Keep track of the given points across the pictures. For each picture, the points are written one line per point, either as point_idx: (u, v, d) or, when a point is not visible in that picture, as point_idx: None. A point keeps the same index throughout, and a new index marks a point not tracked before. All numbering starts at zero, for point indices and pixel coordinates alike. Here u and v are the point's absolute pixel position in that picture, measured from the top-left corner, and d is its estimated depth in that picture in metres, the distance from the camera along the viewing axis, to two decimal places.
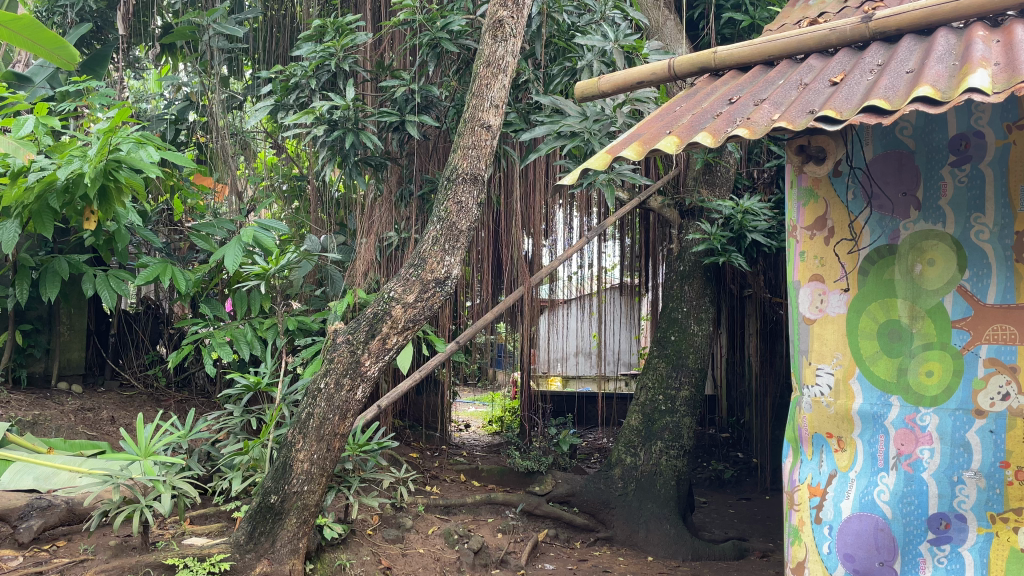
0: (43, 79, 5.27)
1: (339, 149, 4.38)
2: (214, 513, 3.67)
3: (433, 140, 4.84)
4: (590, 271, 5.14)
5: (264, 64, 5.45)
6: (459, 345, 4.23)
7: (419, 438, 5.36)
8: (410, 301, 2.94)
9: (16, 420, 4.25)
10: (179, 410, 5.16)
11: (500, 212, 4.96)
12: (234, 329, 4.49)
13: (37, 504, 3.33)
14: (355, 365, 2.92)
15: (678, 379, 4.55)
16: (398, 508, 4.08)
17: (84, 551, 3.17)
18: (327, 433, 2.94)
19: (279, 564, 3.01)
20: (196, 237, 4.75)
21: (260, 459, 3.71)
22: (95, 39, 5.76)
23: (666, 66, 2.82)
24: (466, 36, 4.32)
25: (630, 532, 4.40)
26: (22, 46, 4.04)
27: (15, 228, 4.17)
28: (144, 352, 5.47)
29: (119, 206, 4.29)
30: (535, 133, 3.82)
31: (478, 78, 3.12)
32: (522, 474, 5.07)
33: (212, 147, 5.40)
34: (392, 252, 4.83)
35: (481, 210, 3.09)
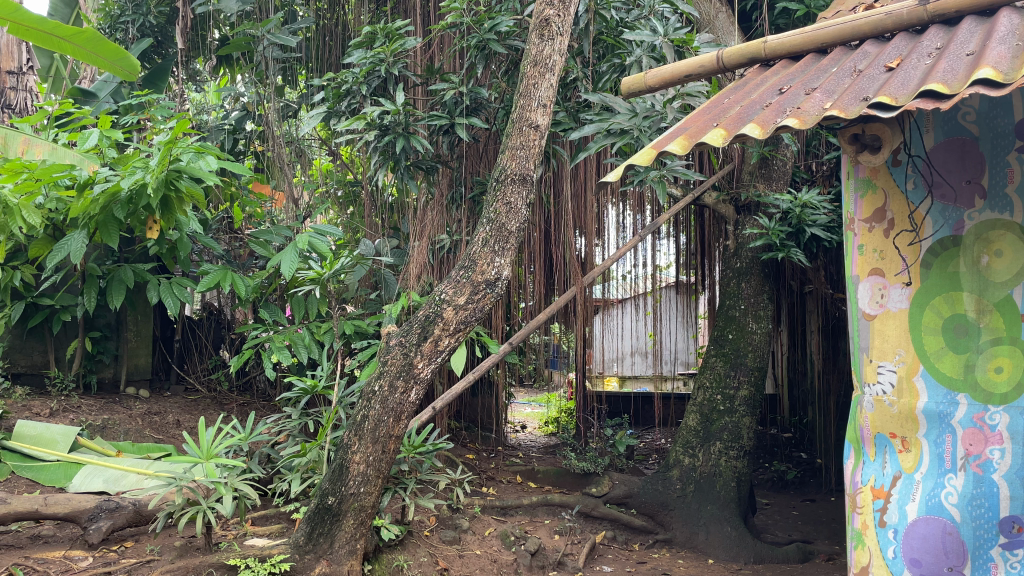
0: (107, 93, 5.47)
1: (391, 154, 4.41)
2: (274, 514, 3.77)
3: (483, 142, 4.84)
4: (644, 270, 5.07)
5: (317, 73, 5.58)
6: (512, 345, 4.18)
7: (474, 439, 5.36)
8: (461, 303, 2.94)
9: (86, 424, 4.42)
10: (241, 413, 5.27)
11: (551, 213, 4.93)
12: (293, 333, 4.57)
13: (105, 505, 3.38)
14: (408, 367, 2.94)
15: (736, 378, 4.46)
16: (454, 509, 4.11)
17: (151, 552, 3.28)
18: (382, 435, 2.96)
19: (338, 565, 3.03)
20: (255, 244, 4.87)
21: (319, 461, 3.75)
22: (156, 54, 5.96)
23: (714, 58, 2.77)
24: (514, 36, 4.30)
25: (690, 534, 4.31)
26: (87, 60, 4.19)
27: (82, 238, 4.31)
28: (207, 357, 5.64)
29: (180, 214, 4.42)
30: (583, 132, 3.76)
31: (526, 77, 3.10)
32: (578, 476, 5.05)
33: (268, 156, 5.52)
34: (444, 255, 4.84)
35: (530, 210, 3.08)
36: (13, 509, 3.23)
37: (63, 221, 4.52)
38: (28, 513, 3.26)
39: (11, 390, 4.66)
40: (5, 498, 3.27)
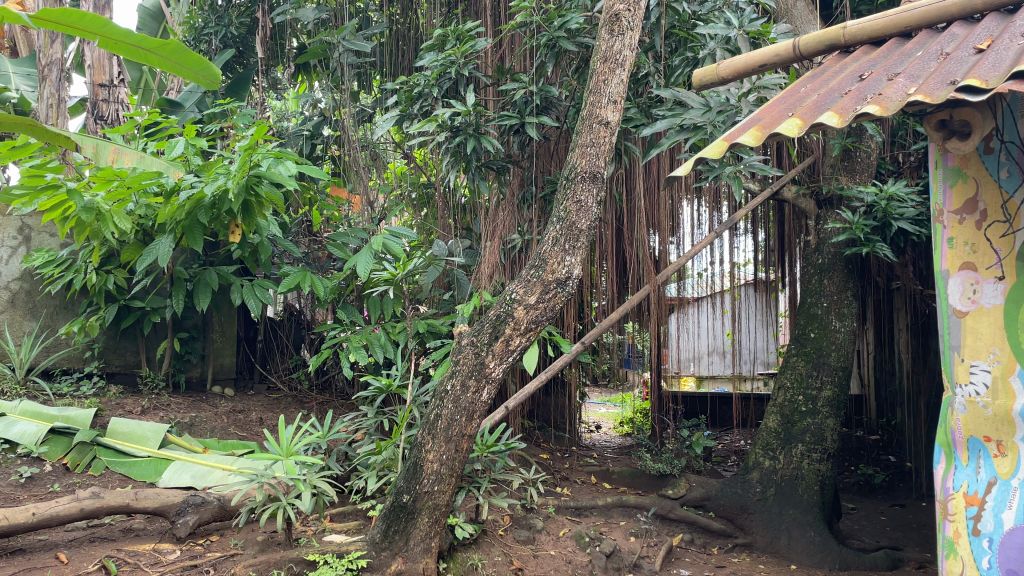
0: (192, 103, 5.71)
1: (462, 155, 4.44)
2: (352, 511, 3.82)
3: (554, 141, 4.82)
4: (721, 267, 4.91)
5: (391, 77, 5.67)
6: (584, 345, 4.14)
7: (548, 438, 5.38)
8: (532, 302, 2.93)
9: (176, 422, 4.60)
10: (320, 412, 5.38)
11: (624, 210, 4.87)
12: (369, 333, 4.65)
13: (192, 501, 3.51)
14: (480, 366, 2.94)
15: (819, 379, 4.30)
16: (528, 509, 4.12)
17: (234, 546, 3.39)
18: (455, 434, 2.98)
19: (413, 563, 3.05)
20: (333, 246, 4.99)
21: (394, 460, 3.80)
22: (238, 64, 6.15)
23: (790, 46, 2.68)
24: (584, 33, 4.26)
25: (771, 538, 4.17)
26: (172, 71, 4.37)
27: (169, 242, 4.52)
28: (289, 357, 5.79)
29: (261, 218, 4.55)
30: (655, 128, 3.70)
31: (596, 74, 3.07)
32: (653, 478, 4.93)
33: (345, 160, 5.63)
34: (516, 254, 4.82)
35: (601, 209, 3.04)
36: (107, 503, 3.37)
37: (152, 227, 4.73)
38: (120, 507, 3.40)
39: (105, 389, 4.91)
40: (99, 491, 3.41)
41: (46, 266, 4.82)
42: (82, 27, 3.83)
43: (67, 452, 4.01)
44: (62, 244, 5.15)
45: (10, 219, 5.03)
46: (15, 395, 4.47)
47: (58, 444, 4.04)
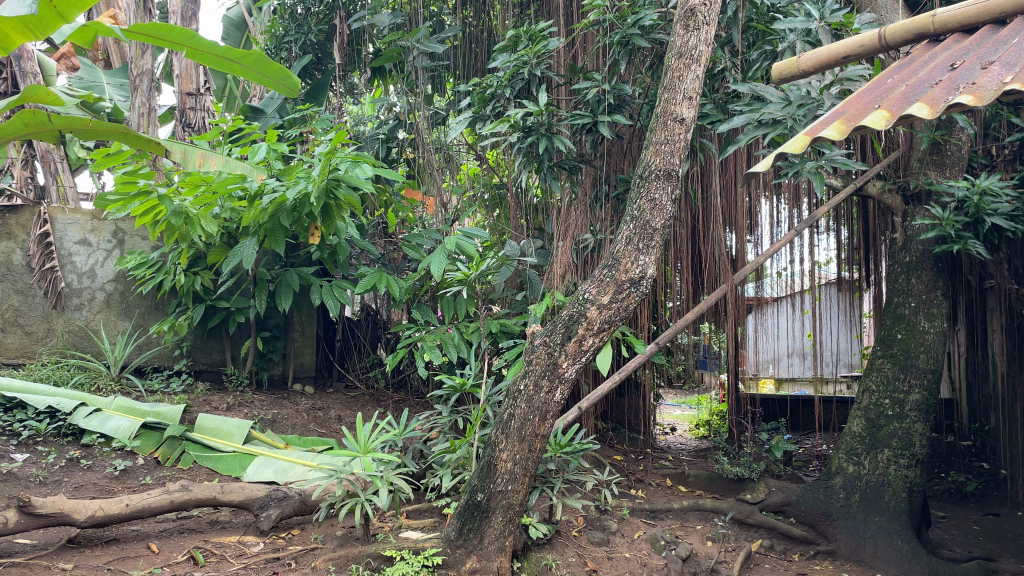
0: (273, 109, 5.98)
1: (534, 155, 4.44)
2: (427, 508, 3.88)
3: (627, 139, 4.77)
4: (801, 266, 4.77)
5: (464, 79, 5.72)
6: (659, 345, 4.11)
7: (622, 440, 5.32)
8: (605, 302, 2.90)
9: (259, 418, 4.76)
10: (395, 410, 5.45)
11: (699, 208, 4.80)
12: (443, 333, 4.70)
13: (275, 495, 3.61)
14: (553, 366, 2.94)
15: (907, 382, 4.13)
16: (602, 511, 4.10)
17: (315, 540, 3.49)
18: (529, 434, 2.98)
19: (487, 562, 3.06)
20: (408, 248, 5.09)
21: (468, 458, 3.81)
22: (316, 70, 6.31)
23: (876, 36, 2.58)
24: (658, 30, 4.20)
25: (855, 546, 4.02)
26: (254, 80, 4.52)
27: (254, 245, 4.68)
28: (366, 356, 5.90)
29: (340, 220, 4.67)
30: (732, 124, 3.59)
31: (671, 70, 3.02)
32: (731, 481, 4.77)
33: (419, 162, 5.70)
34: (588, 254, 4.78)
35: (677, 207, 2.99)
36: (195, 496, 3.49)
37: (237, 230, 4.90)
38: (207, 500, 3.53)
39: (194, 386, 5.12)
40: (187, 485, 3.54)
41: (139, 268, 5.05)
42: (171, 40, 4.01)
43: (158, 446, 4.20)
44: (153, 246, 5.39)
45: (105, 223, 5.29)
46: (110, 390, 4.70)
47: (150, 439, 4.24)
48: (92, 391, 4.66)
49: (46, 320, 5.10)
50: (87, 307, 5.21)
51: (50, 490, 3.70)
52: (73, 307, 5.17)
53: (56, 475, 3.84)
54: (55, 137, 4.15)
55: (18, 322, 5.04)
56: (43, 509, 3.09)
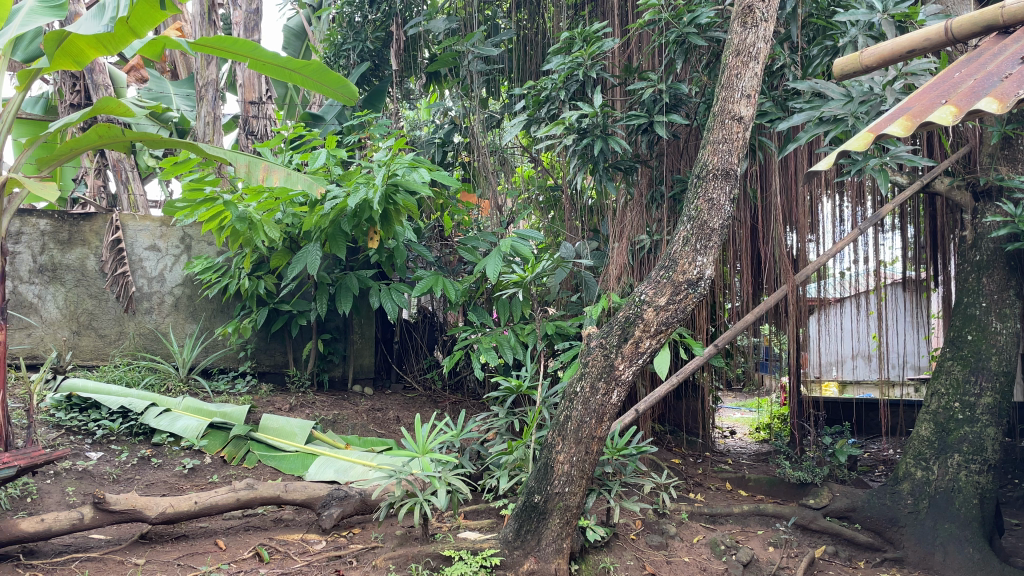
0: (333, 117, 6.13)
1: (589, 156, 4.42)
2: (485, 509, 3.92)
3: (684, 139, 4.70)
4: (866, 267, 4.61)
5: (519, 82, 5.73)
6: (717, 348, 4.04)
7: (680, 443, 5.30)
8: (662, 303, 2.88)
9: (320, 418, 4.87)
10: (453, 411, 5.50)
11: (758, 208, 4.72)
12: (499, 335, 4.72)
13: (336, 494, 3.67)
14: (610, 368, 2.93)
15: (977, 385, 3.98)
16: (660, 514, 4.07)
17: (375, 539, 3.54)
18: (585, 436, 2.98)
19: (545, 563, 3.05)
20: (463, 250, 5.16)
21: (525, 459, 3.80)
22: (374, 76, 6.40)
23: (942, 30, 2.49)
24: (715, 28, 4.14)
25: (924, 554, 3.85)
26: (314, 89, 4.62)
27: (316, 250, 4.81)
28: (423, 357, 5.97)
29: (398, 224, 4.76)
30: (791, 122, 3.52)
31: (728, 68, 2.98)
32: (793, 486, 4.66)
33: (475, 166, 5.74)
34: (645, 255, 4.71)
35: (735, 207, 2.96)
36: (260, 494, 3.59)
37: (299, 235, 5.02)
38: (271, 498, 3.61)
39: (258, 387, 5.26)
40: (253, 483, 3.63)
41: (205, 272, 5.21)
42: (234, 52, 4.12)
43: (225, 446, 4.33)
44: (218, 251, 5.56)
45: (173, 229, 5.47)
46: (179, 391, 4.86)
47: (216, 438, 4.37)
48: (162, 391, 4.83)
49: (118, 323, 5.30)
50: (157, 311, 5.40)
51: (123, 488, 3.84)
52: (144, 310, 5.37)
53: (128, 473, 3.99)
54: (126, 147, 4.30)
55: (92, 325, 5.24)
56: (117, 505, 3.20)
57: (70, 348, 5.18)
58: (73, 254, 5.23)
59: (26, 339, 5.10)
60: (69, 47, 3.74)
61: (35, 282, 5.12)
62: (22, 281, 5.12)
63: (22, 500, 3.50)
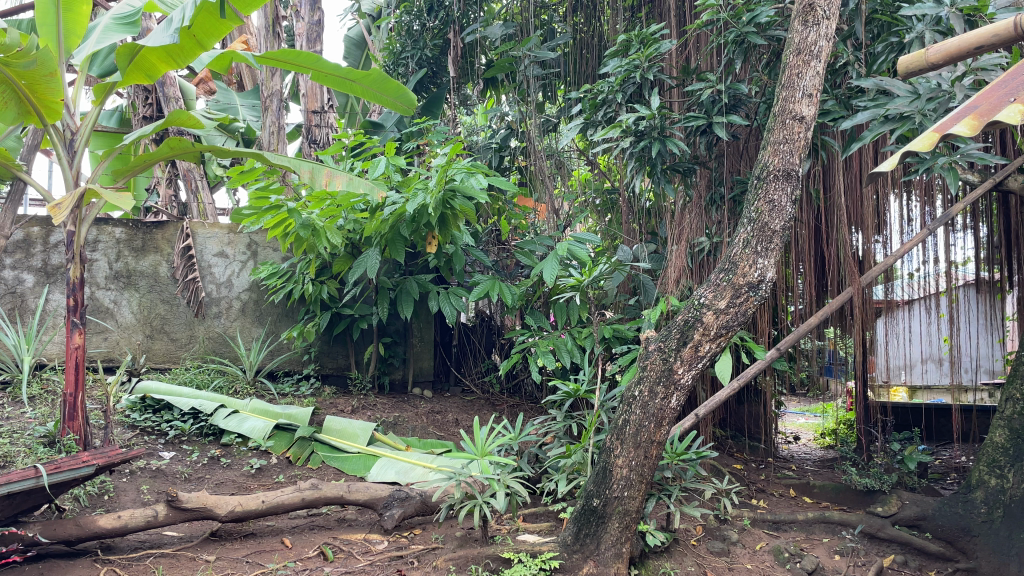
0: (392, 124, 6.25)
1: (647, 159, 4.39)
2: (544, 512, 3.92)
3: (744, 139, 4.62)
4: (936, 267, 4.50)
5: (575, 86, 5.73)
6: (780, 352, 3.98)
7: (742, 449, 5.22)
8: (722, 307, 2.86)
9: (382, 420, 4.96)
10: (511, 414, 5.52)
11: (821, 208, 4.63)
12: (556, 338, 4.74)
13: (397, 495, 3.74)
14: (668, 372, 2.92)
15: None
16: (722, 520, 4.04)
17: (436, 540, 3.59)
18: (644, 440, 2.96)
19: (605, 567, 3.04)
20: (521, 254, 5.18)
21: (583, 463, 3.80)
22: (432, 83, 6.49)
23: (1012, 25, 2.28)
24: (776, 26, 4.08)
25: (999, 564, 3.69)
26: (374, 99, 4.73)
27: (376, 255, 4.90)
28: (481, 361, 6.01)
29: (456, 229, 4.82)
30: (855, 121, 3.45)
31: (789, 68, 2.94)
32: (861, 493, 4.45)
33: (531, 170, 5.76)
34: (704, 257, 4.64)
35: (797, 208, 2.92)
36: (324, 494, 3.67)
37: (360, 240, 5.12)
38: (335, 498, 3.70)
39: (322, 389, 5.39)
40: (317, 484, 3.72)
41: (271, 278, 5.36)
42: (298, 63, 4.24)
43: (290, 446, 4.45)
44: (283, 257, 5.71)
45: (240, 236, 5.65)
46: (246, 393, 5.01)
47: (282, 439, 4.49)
48: (230, 393, 4.99)
49: (189, 327, 5.49)
50: (225, 315, 5.58)
51: (194, 486, 3.98)
52: (213, 315, 5.55)
53: (199, 472, 4.14)
54: (196, 158, 4.47)
55: (164, 330, 5.43)
56: (189, 503, 3.30)
57: (144, 352, 5.38)
58: (146, 260, 5.44)
59: (104, 342, 5.32)
60: (141, 61, 3.90)
61: (111, 288, 5.36)
62: (99, 287, 5.34)
63: (100, 497, 3.66)
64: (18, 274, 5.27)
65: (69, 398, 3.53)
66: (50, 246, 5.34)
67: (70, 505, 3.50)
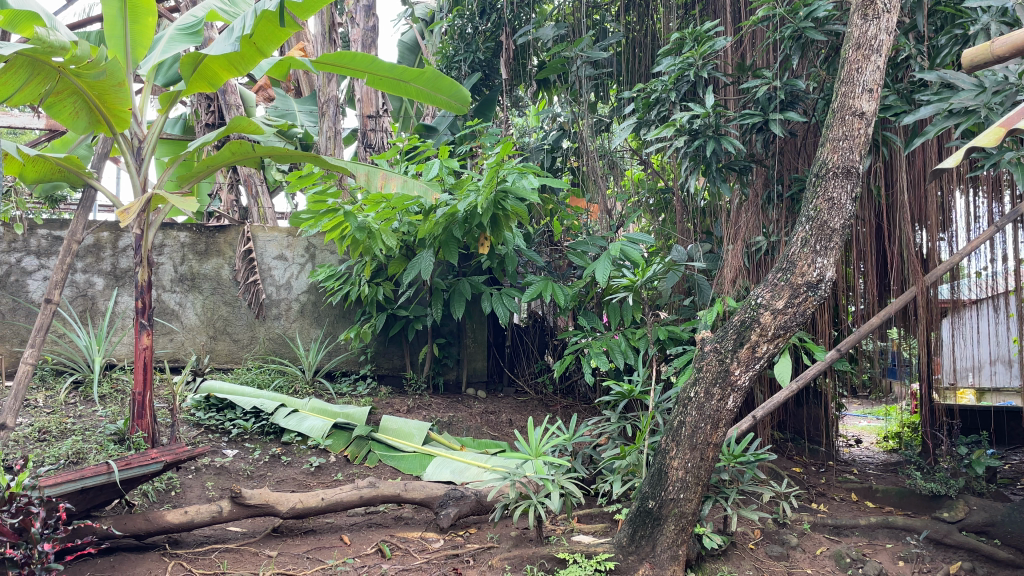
0: (445, 127, 6.32)
1: (701, 158, 4.33)
2: (599, 513, 3.91)
3: (802, 136, 4.55)
4: (1005, 265, 4.27)
5: (628, 85, 5.69)
6: (841, 353, 3.93)
7: (802, 452, 5.16)
8: (780, 307, 2.82)
9: (437, 420, 5.02)
10: (565, 415, 5.52)
11: (883, 205, 4.54)
12: (610, 339, 4.73)
13: (453, 494, 3.77)
14: (725, 373, 2.90)
15: None
16: (781, 524, 3.97)
17: (491, 539, 3.61)
18: (700, 442, 2.94)
19: (661, 569, 3.01)
20: (574, 255, 5.17)
21: (638, 465, 3.77)
22: (485, 86, 6.52)
23: None
24: (834, 21, 3.99)
25: None
26: (428, 99, 4.79)
27: (430, 256, 4.96)
28: (534, 361, 6.01)
29: (508, 230, 4.84)
30: (918, 115, 3.35)
31: (848, 63, 2.88)
32: (926, 498, 4.38)
33: (584, 170, 5.75)
34: (762, 257, 4.56)
35: (857, 205, 2.85)
36: (381, 492, 3.73)
37: (414, 242, 5.18)
38: (392, 496, 3.75)
39: (378, 389, 5.48)
40: (375, 482, 3.79)
41: (329, 280, 5.47)
42: (353, 67, 4.32)
43: (348, 445, 4.54)
44: (340, 259, 5.82)
45: (299, 240, 5.78)
46: (306, 393, 5.13)
47: (340, 438, 4.58)
48: (290, 393, 5.12)
49: (250, 328, 5.63)
50: (284, 316, 5.71)
51: (256, 483, 4.08)
52: (273, 316, 5.69)
53: (261, 470, 4.24)
54: (257, 164, 4.59)
55: (227, 331, 5.58)
56: (252, 500, 3.40)
57: (208, 352, 5.54)
58: (210, 264, 5.60)
59: (169, 343, 5.50)
60: (205, 70, 4.04)
61: (176, 290, 5.53)
62: (165, 290, 5.52)
63: (168, 493, 3.79)
64: (89, 277, 5.47)
65: (137, 397, 3.66)
66: (119, 251, 5.54)
67: (140, 500, 3.63)
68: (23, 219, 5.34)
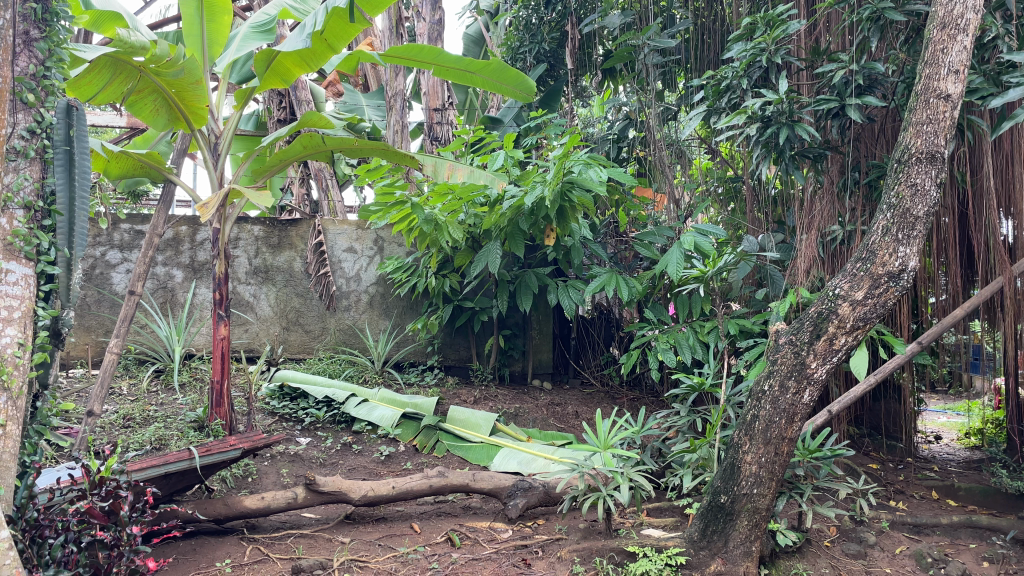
0: (510, 118, 6.33)
1: (774, 145, 4.21)
2: (668, 507, 3.86)
3: (880, 121, 4.39)
4: None
5: (696, 73, 5.59)
6: (921, 346, 3.78)
7: (879, 447, 4.94)
8: (859, 298, 2.74)
9: (504, 411, 5.05)
10: (632, 408, 5.48)
11: (967, 192, 4.33)
12: (677, 333, 4.68)
13: (521, 485, 3.80)
14: (800, 366, 2.83)
15: None
16: (858, 521, 3.87)
17: (559, 531, 3.61)
18: (774, 437, 2.88)
19: (733, 565, 2.96)
20: (640, 245, 5.07)
21: (709, 459, 3.68)
22: (550, 77, 6.48)
23: None
24: (915, 0, 3.83)
25: None
26: (493, 89, 4.80)
27: (497, 249, 4.97)
28: (600, 353, 5.98)
29: (575, 221, 4.80)
30: (1007, 97, 3.18)
31: (933, 43, 2.76)
32: (1012, 497, 4.23)
33: (650, 160, 5.67)
34: (837, 247, 4.43)
35: (942, 192, 2.74)
36: (450, 482, 3.76)
37: (480, 234, 5.20)
38: (461, 486, 3.77)
39: (445, 379, 5.54)
40: (444, 471, 3.82)
41: (397, 272, 5.54)
42: (420, 59, 4.36)
43: (416, 435, 4.58)
44: (407, 252, 5.89)
45: (368, 233, 5.86)
46: (375, 382, 5.22)
47: (409, 428, 4.64)
48: (361, 382, 5.22)
49: (321, 320, 5.75)
50: (354, 308, 5.82)
51: (329, 471, 4.17)
52: (343, 308, 5.79)
53: (333, 458, 4.34)
54: (327, 157, 4.66)
55: (299, 322, 5.72)
56: (326, 487, 3.48)
57: (281, 343, 5.69)
58: (282, 256, 5.73)
59: (245, 334, 5.67)
60: (277, 66, 4.13)
61: (251, 282, 5.69)
62: (241, 282, 5.68)
63: (245, 479, 3.91)
64: (169, 270, 5.67)
65: (216, 385, 3.79)
66: (197, 244, 5.72)
67: (219, 486, 3.75)
68: (108, 215, 5.57)
